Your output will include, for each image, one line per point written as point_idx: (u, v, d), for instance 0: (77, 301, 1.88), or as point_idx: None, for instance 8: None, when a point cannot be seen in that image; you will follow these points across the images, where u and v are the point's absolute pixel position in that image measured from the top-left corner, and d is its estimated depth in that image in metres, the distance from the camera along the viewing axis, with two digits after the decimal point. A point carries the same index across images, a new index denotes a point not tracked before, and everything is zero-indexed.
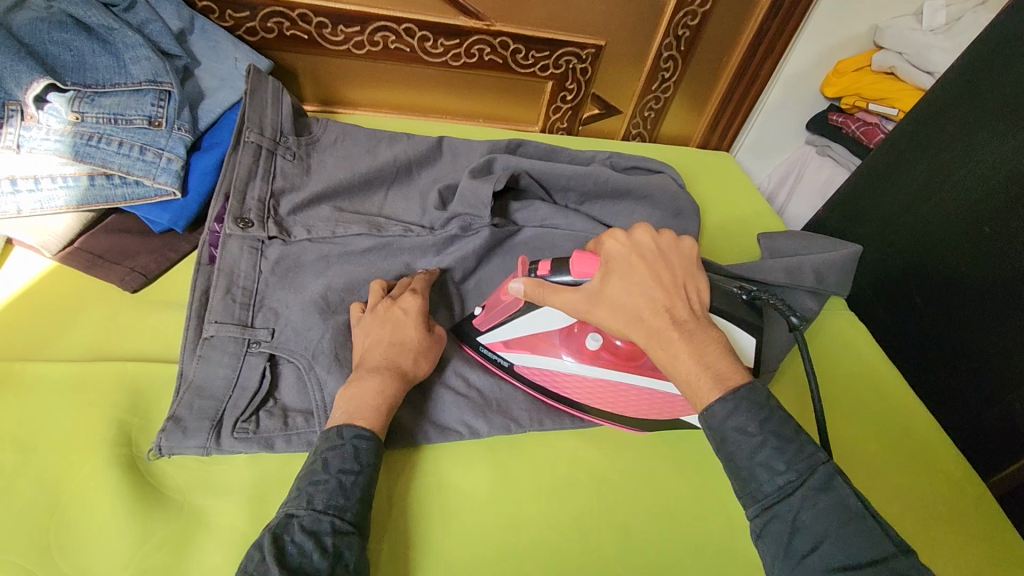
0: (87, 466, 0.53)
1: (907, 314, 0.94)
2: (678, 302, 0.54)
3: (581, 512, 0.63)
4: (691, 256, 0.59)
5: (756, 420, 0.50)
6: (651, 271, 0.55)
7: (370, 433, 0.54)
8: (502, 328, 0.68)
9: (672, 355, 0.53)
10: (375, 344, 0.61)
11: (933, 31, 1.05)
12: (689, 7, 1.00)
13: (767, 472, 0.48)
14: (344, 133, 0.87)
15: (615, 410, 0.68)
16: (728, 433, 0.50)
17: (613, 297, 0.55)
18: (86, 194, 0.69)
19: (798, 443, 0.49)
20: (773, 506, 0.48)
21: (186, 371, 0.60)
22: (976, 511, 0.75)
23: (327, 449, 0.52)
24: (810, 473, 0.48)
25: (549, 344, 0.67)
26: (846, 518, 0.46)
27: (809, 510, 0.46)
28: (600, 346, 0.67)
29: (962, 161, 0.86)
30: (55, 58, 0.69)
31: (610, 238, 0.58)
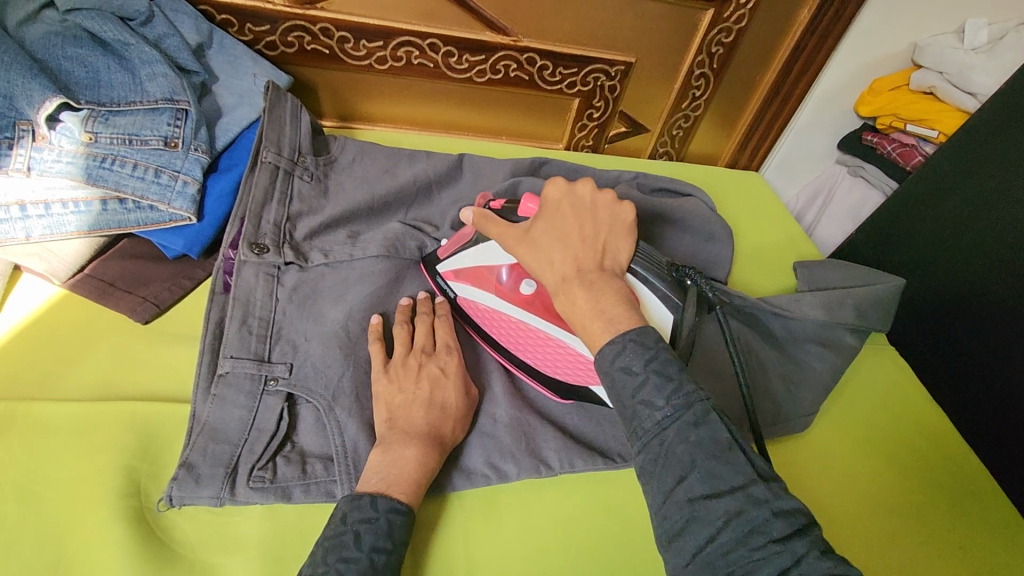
0: (93, 517, 0.50)
1: (950, 349, 0.89)
2: (593, 257, 0.53)
3: (614, 567, 0.59)
4: (628, 222, 0.57)
5: (643, 358, 0.46)
6: (575, 221, 0.55)
7: (406, 506, 0.52)
8: (456, 258, 0.70)
9: (570, 301, 0.52)
10: (409, 405, 0.59)
11: (975, 49, 1.00)
12: (723, 23, 0.96)
13: (646, 409, 0.45)
14: (362, 152, 0.84)
15: (532, 358, 0.68)
16: (614, 374, 0.47)
17: (534, 239, 0.57)
18: (98, 219, 0.66)
19: (680, 381, 0.45)
20: (649, 442, 0.44)
21: (200, 412, 0.56)
22: (969, 532, 0.73)
23: (360, 522, 0.49)
24: (687, 409, 0.44)
25: (489, 279, 0.69)
26: (718, 452, 0.42)
27: (681, 445, 0.43)
28: (534, 294, 0.68)
29: (1013, 190, 0.81)
30: (68, 74, 0.67)
31: (548, 184, 0.57)
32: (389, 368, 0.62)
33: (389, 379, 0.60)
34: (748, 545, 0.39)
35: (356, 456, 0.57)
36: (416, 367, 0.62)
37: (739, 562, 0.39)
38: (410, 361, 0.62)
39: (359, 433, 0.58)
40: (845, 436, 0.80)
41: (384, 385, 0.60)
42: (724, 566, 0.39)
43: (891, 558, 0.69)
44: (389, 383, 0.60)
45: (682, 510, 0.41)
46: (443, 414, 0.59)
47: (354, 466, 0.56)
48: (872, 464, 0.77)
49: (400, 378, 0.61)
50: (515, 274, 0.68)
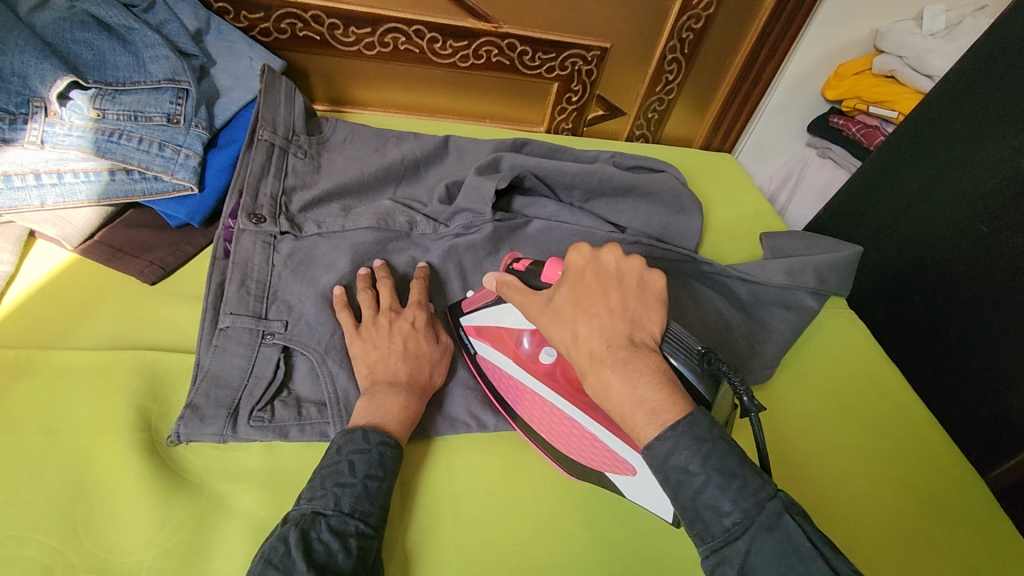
0: (109, 450, 0.55)
1: (905, 313, 0.95)
2: (623, 330, 0.53)
3: (585, 499, 0.64)
4: (654, 291, 0.57)
5: (699, 457, 0.47)
6: (602, 291, 0.55)
7: (394, 440, 0.56)
8: (478, 315, 0.69)
9: (603, 383, 0.51)
10: (385, 357, 0.63)
11: (933, 34, 1.07)
12: (693, 10, 1.02)
13: (712, 513, 0.47)
14: (353, 133, 0.90)
15: (550, 437, 0.65)
16: (669, 473, 0.48)
17: (560, 310, 0.56)
18: (106, 188, 0.71)
19: (744, 478, 0.47)
20: (719, 550, 0.46)
21: (203, 360, 0.62)
22: (938, 489, 0.78)
23: (353, 453, 0.54)
24: (756, 513, 0.45)
25: (509, 343, 0.67)
26: (795, 558, 0.44)
27: (755, 555, 0.45)
28: (554, 363, 0.65)
29: (962, 162, 0.88)
30: (77, 57, 0.72)
31: (573, 252, 0.58)
32: (360, 328, 0.66)
33: (362, 340, 0.64)
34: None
35: (347, 401, 0.62)
36: (387, 326, 0.66)
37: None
38: (380, 322, 0.66)
39: (350, 381, 0.64)
40: (806, 390, 0.85)
41: (359, 346, 0.64)
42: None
43: (847, 497, 0.75)
44: (363, 344, 0.64)
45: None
46: (417, 362, 0.64)
47: (345, 409, 0.62)
48: (830, 416, 0.83)
49: (372, 337, 0.65)
50: (535, 342, 0.66)
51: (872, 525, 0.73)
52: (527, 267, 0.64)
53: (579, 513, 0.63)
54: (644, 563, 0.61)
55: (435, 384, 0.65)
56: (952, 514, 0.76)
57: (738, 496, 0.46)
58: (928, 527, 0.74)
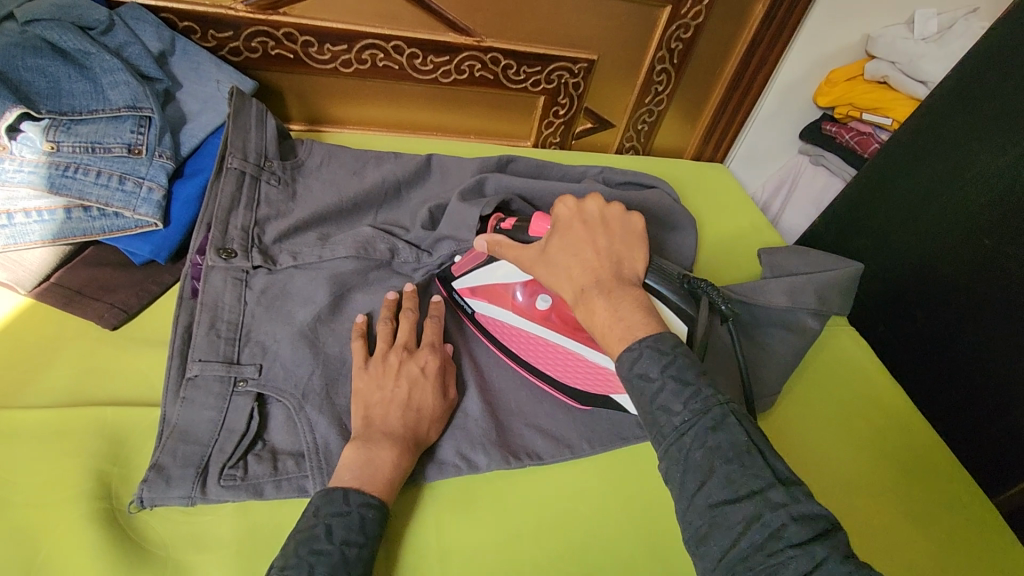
0: (64, 521, 0.50)
1: (907, 329, 0.92)
2: (608, 267, 0.54)
3: (585, 549, 0.60)
4: (638, 232, 0.58)
5: (659, 363, 0.47)
6: (589, 237, 0.56)
7: (378, 501, 0.52)
8: (470, 277, 0.72)
9: (589, 310, 0.53)
10: (386, 404, 0.59)
11: (925, 39, 1.04)
12: (681, 19, 0.99)
13: (665, 414, 0.46)
14: (330, 155, 0.85)
15: (557, 374, 0.69)
16: (633, 380, 0.48)
17: (551, 258, 0.58)
18: (62, 227, 0.66)
19: (697, 385, 0.46)
20: (669, 448, 0.45)
21: (169, 415, 0.57)
22: (945, 505, 0.75)
23: (332, 516, 0.50)
24: (704, 414, 0.45)
25: (506, 296, 0.70)
26: (734, 454, 0.43)
27: (699, 450, 0.44)
28: (550, 309, 0.69)
29: (960, 173, 0.85)
30: (29, 84, 0.66)
31: (559, 204, 0.60)
32: (369, 363, 0.63)
33: (369, 376, 0.61)
34: (765, 550, 0.39)
35: (328, 452, 0.57)
36: (396, 365, 0.62)
37: (756, 565, 0.39)
38: (390, 360, 0.62)
39: (331, 427, 0.59)
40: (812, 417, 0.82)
41: (365, 381, 0.61)
42: (743, 569, 0.39)
43: (853, 525, 0.72)
44: (369, 380, 0.61)
45: (703, 515, 0.42)
46: (418, 416, 0.59)
47: (326, 462, 0.57)
48: (837, 442, 0.80)
49: (380, 375, 0.61)
50: (529, 292, 0.69)
51: (880, 558, 0.70)
52: (512, 225, 0.67)
53: (579, 564, 0.59)
54: None
55: (431, 439, 0.60)
56: (967, 550, 0.72)
57: (691, 399, 0.45)
58: (936, 548, 0.71)
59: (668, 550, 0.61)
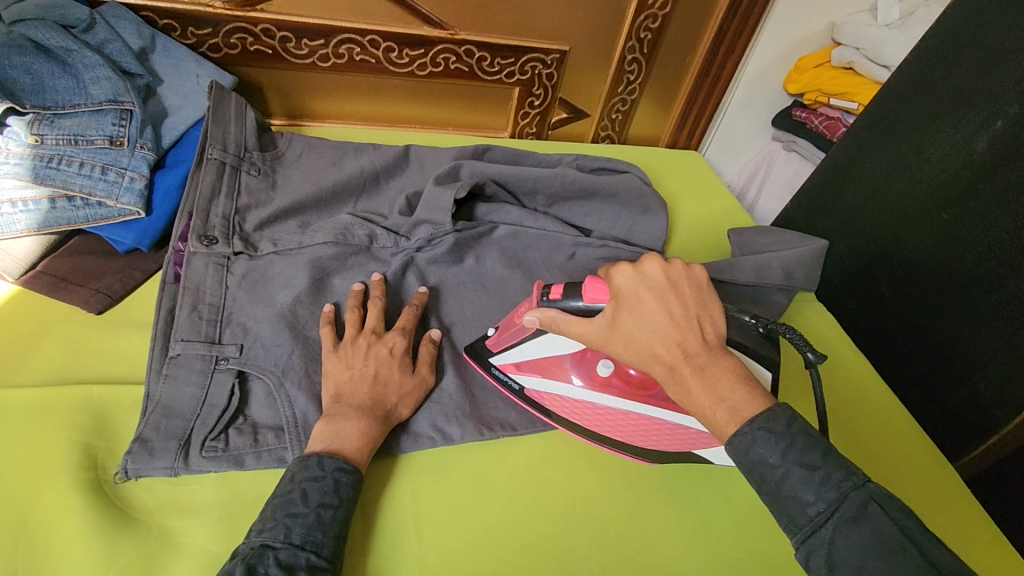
0: (52, 492, 0.52)
1: (873, 303, 0.96)
2: (692, 334, 0.54)
3: (552, 509, 0.63)
4: (702, 285, 0.58)
5: (779, 450, 0.48)
6: (662, 306, 0.56)
7: (352, 466, 0.55)
8: (513, 351, 0.69)
9: (685, 388, 0.53)
10: (355, 382, 0.61)
11: (887, 26, 1.08)
12: (650, 10, 1.02)
13: (796, 504, 0.47)
14: (310, 147, 0.88)
15: (628, 438, 0.68)
16: (751, 466, 0.49)
17: (628, 333, 0.57)
18: (47, 217, 0.68)
19: (827, 470, 0.46)
20: (806, 539, 0.46)
21: (152, 392, 0.59)
22: (907, 466, 0.79)
23: (307, 480, 0.52)
24: (841, 502, 0.45)
25: (562, 369, 0.69)
26: (884, 550, 0.43)
27: (841, 542, 0.44)
28: (611, 373, 0.68)
29: (917, 152, 0.88)
30: (14, 81, 0.68)
31: (618, 273, 0.59)
32: (338, 346, 0.65)
33: (338, 358, 0.63)
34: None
35: (306, 424, 0.60)
36: (364, 347, 0.64)
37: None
38: (359, 342, 0.65)
39: (309, 403, 0.61)
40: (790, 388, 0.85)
41: (333, 363, 0.63)
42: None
43: None
44: (338, 361, 0.63)
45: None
46: (386, 388, 0.62)
47: (305, 432, 0.60)
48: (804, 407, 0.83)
49: (349, 356, 0.64)
50: (591, 359, 0.68)
51: None
52: (563, 291, 0.63)
53: (550, 523, 0.62)
54: (613, 569, 0.59)
55: (403, 412, 0.62)
56: (925, 504, 0.75)
57: (822, 487, 0.46)
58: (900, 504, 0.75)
59: (635, 510, 0.64)
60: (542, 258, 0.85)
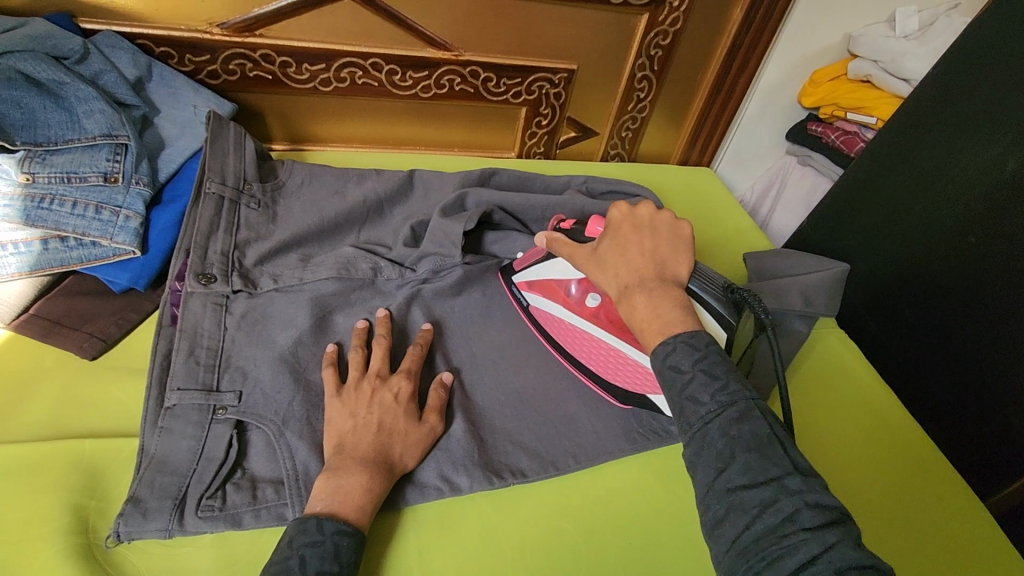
0: (40, 559, 0.50)
1: (897, 328, 0.92)
2: (654, 268, 0.57)
3: (564, 560, 0.60)
4: (684, 237, 0.60)
5: (691, 358, 0.49)
6: (638, 239, 0.59)
7: (352, 527, 0.52)
8: (530, 270, 0.76)
9: (630, 306, 0.55)
10: (358, 431, 0.58)
11: (907, 36, 1.05)
12: (659, 26, 0.99)
13: (692, 405, 0.47)
14: (311, 175, 0.85)
15: (600, 372, 0.71)
16: (665, 371, 0.50)
17: (602, 257, 0.61)
18: (39, 259, 0.66)
19: (726, 379, 0.47)
20: (694, 433, 0.47)
21: (147, 446, 0.57)
22: (938, 501, 0.75)
23: (305, 546, 0.50)
24: (730, 404, 0.46)
25: (559, 292, 0.74)
26: (756, 446, 0.44)
27: (722, 438, 0.45)
28: (599, 307, 0.72)
29: (942, 171, 0.85)
30: (3, 116, 0.66)
31: (612, 208, 0.63)
32: (342, 391, 0.62)
33: (343, 402, 0.61)
34: (777, 532, 0.40)
35: (307, 479, 0.57)
36: (369, 393, 0.62)
37: (769, 548, 0.40)
38: (362, 387, 0.62)
39: (310, 454, 0.59)
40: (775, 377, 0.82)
41: (337, 410, 0.60)
42: (756, 553, 0.40)
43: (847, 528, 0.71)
44: (343, 408, 0.60)
45: (720, 499, 0.43)
46: (390, 438, 0.59)
47: (305, 487, 0.57)
48: (827, 441, 0.80)
49: (353, 403, 0.61)
50: (582, 287, 0.72)
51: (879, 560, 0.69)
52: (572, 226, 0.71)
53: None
54: None
55: (407, 464, 0.59)
56: (958, 542, 0.71)
57: (719, 391, 0.47)
58: (933, 545, 0.71)
59: (654, 560, 0.61)
60: None
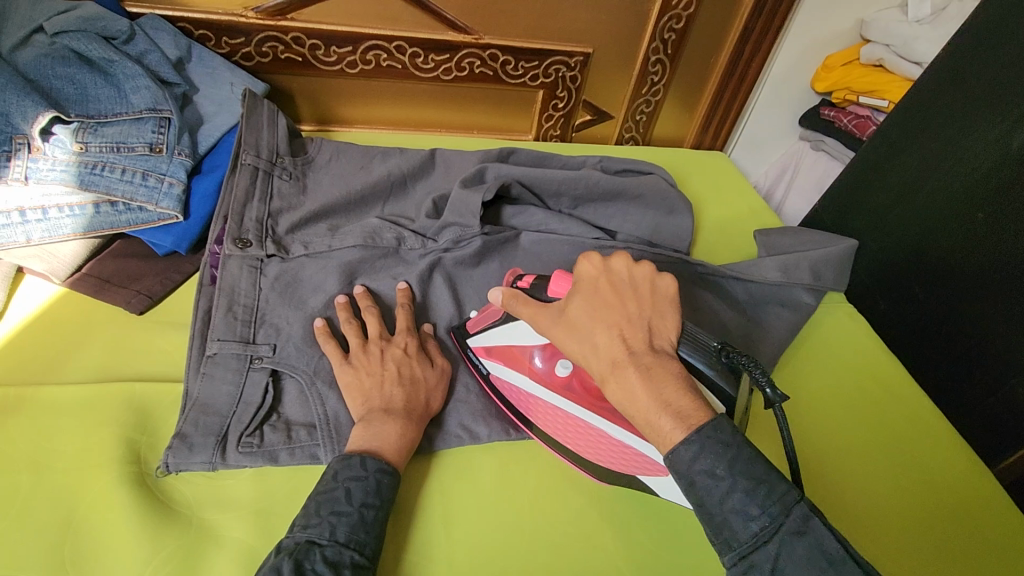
0: (98, 485, 0.55)
1: (906, 303, 0.93)
2: (641, 337, 0.52)
3: (580, 507, 0.63)
4: (668, 294, 0.56)
5: (724, 460, 0.47)
6: (617, 302, 0.54)
7: (392, 467, 0.57)
8: (487, 334, 0.69)
9: (625, 389, 0.50)
10: (379, 385, 0.62)
11: (919, 21, 1.06)
12: (673, 11, 1.02)
13: (739, 518, 0.46)
14: (338, 152, 0.90)
15: (576, 449, 0.65)
16: (697, 480, 0.47)
17: (576, 322, 0.55)
18: (92, 221, 0.71)
19: (770, 482, 0.46)
20: (747, 555, 0.45)
21: (191, 390, 0.61)
22: (944, 469, 0.77)
23: (351, 480, 0.54)
24: (785, 516, 0.45)
25: (524, 361, 0.67)
26: (824, 562, 0.43)
27: (786, 559, 0.44)
28: (571, 375, 0.65)
29: (954, 149, 0.86)
30: (59, 91, 0.72)
31: (583, 260, 0.58)
32: (351, 358, 0.65)
33: (354, 367, 0.63)
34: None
35: (338, 423, 0.61)
36: (379, 353, 0.65)
37: None
38: (371, 349, 0.65)
39: (340, 402, 0.63)
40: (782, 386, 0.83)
41: (352, 374, 0.63)
42: None
43: (852, 491, 0.74)
44: (356, 372, 0.63)
45: None
46: (413, 387, 0.63)
47: (336, 430, 0.61)
48: (832, 411, 0.82)
49: (364, 364, 0.64)
50: (548, 357, 0.66)
51: (884, 522, 0.71)
52: (531, 283, 0.64)
53: (580, 524, 0.62)
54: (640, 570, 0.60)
55: (432, 408, 0.64)
56: (963, 510, 0.74)
57: (767, 501, 0.45)
58: (936, 509, 0.73)
59: (662, 506, 0.65)
60: (569, 260, 0.84)
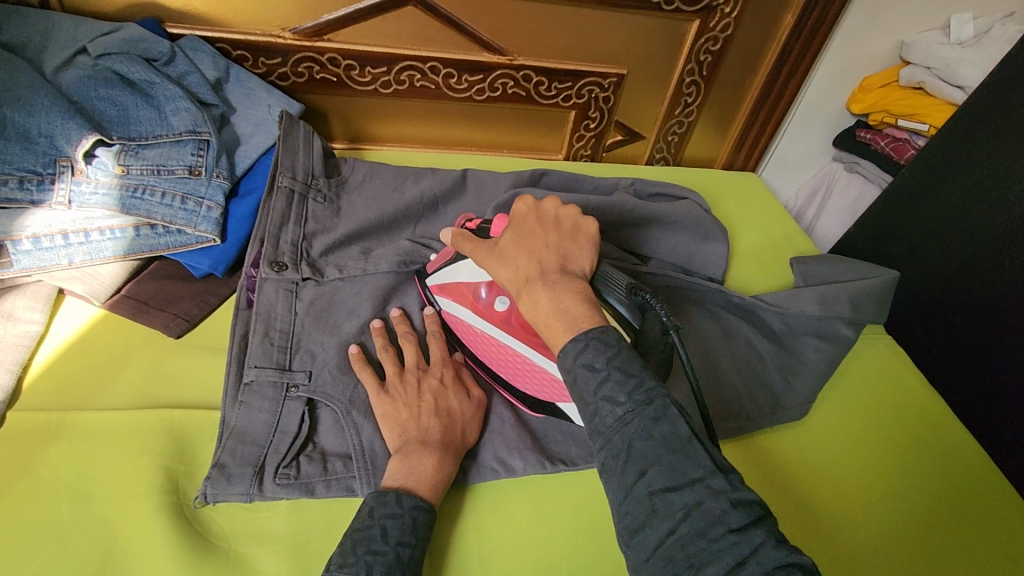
0: (137, 515, 0.55)
1: (948, 335, 0.90)
2: (556, 259, 0.54)
3: (617, 547, 0.62)
4: (590, 234, 0.58)
5: (605, 355, 0.46)
6: (540, 231, 0.56)
7: (427, 504, 0.56)
8: (441, 272, 0.72)
9: (534, 302, 0.52)
10: (414, 417, 0.61)
11: (961, 44, 1.03)
12: (710, 32, 1.01)
13: (607, 406, 0.45)
14: (372, 172, 0.89)
15: (503, 373, 0.69)
16: (578, 371, 0.47)
17: (502, 251, 0.57)
18: (132, 244, 0.72)
19: (641, 377, 0.45)
20: (611, 438, 0.44)
21: (229, 418, 0.61)
22: (981, 504, 0.75)
23: (386, 517, 0.53)
24: (648, 404, 0.44)
25: (468, 295, 0.70)
26: (679, 445, 0.42)
27: (643, 440, 0.43)
28: (508, 311, 0.68)
29: (1000, 179, 0.84)
30: (102, 113, 0.73)
31: (518, 202, 0.60)
32: (386, 387, 0.64)
33: (391, 398, 0.63)
34: (708, 536, 0.38)
35: (373, 454, 0.61)
36: (415, 383, 0.65)
37: (695, 555, 0.38)
38: (407, 379, 0.65)
39: (375, 432, 0.62)
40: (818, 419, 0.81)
41: (389, 405, 0.62)
42: (683, 561, 0.38)
43: (884, 522, 0.72)
44: (393, 402, 0.62)
45: (642, 504, 0.41)
46: (449, 419, 0.62)
47: (372, 462, 0.61)
48: (865, 439, 0.80)
49: (400, 395, 0.63)
50: (491, 291, 0.69)
51: (919, 557, 0.69)
52: (477, 224, 0.69)
53: (617, 566, 0.61)
54: None
55: (468, 441, 0.63)
56: (1002, 548, 0.71)
57: (634, 390, 0.44)
58: (973, 545, 0.71)
59: None
60: None
